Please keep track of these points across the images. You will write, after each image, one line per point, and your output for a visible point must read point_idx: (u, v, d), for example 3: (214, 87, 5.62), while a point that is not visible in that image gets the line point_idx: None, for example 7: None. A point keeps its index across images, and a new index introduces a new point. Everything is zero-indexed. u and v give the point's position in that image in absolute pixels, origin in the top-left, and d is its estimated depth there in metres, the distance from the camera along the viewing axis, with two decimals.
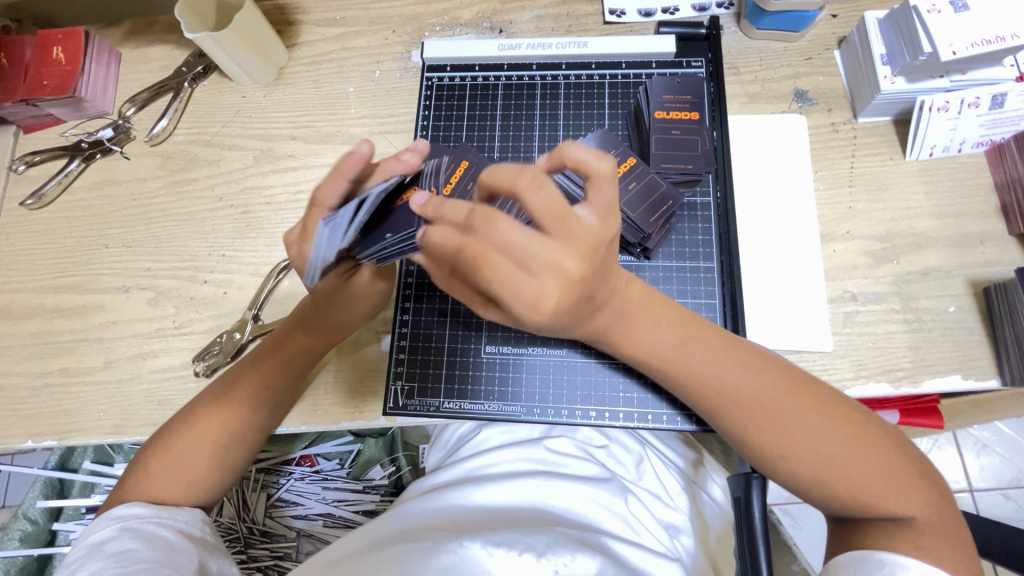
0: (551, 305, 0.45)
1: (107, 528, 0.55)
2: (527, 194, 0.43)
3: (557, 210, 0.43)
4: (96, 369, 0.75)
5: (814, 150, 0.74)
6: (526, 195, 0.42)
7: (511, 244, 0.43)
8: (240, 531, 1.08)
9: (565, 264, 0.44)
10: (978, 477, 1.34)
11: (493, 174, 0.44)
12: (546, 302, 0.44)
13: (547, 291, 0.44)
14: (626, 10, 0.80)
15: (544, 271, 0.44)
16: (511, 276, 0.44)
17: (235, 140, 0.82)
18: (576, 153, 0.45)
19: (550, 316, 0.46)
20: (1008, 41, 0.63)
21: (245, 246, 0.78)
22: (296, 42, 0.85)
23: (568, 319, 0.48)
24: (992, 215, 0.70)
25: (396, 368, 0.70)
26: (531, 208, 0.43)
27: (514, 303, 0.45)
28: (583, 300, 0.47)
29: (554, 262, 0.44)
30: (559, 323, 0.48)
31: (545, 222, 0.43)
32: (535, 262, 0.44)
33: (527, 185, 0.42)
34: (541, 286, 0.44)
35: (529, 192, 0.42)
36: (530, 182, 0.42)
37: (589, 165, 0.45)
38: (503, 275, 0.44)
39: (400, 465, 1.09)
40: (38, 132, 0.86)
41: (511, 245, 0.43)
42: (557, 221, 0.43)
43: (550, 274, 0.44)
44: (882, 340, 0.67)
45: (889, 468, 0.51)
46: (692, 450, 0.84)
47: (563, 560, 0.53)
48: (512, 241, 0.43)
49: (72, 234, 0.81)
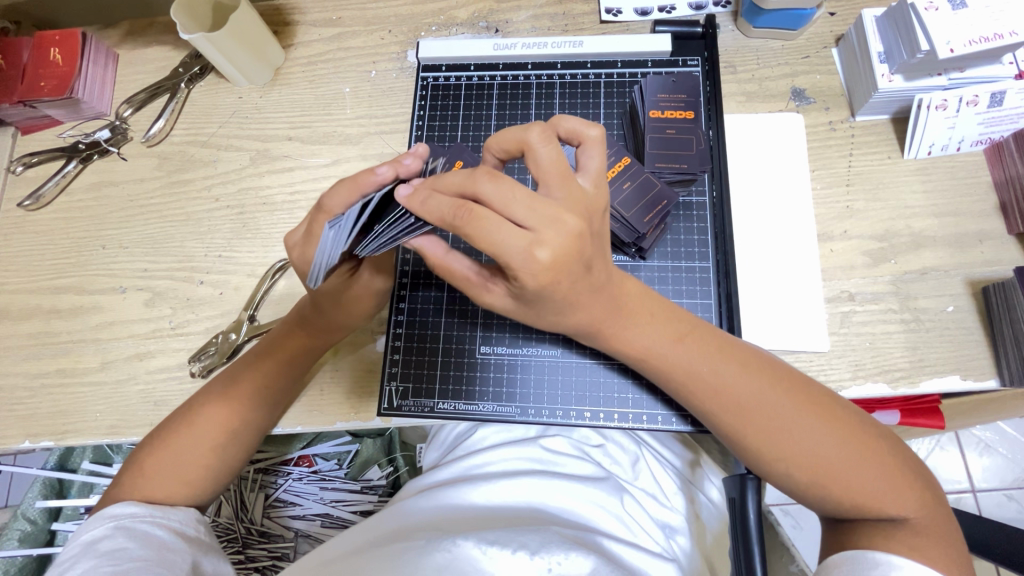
0: (549, 258, 0.45)
1: (100, 527, 0.55)
2: (536, 147, 0.47)
3: (560, 167, 0.47)
4: (93, 370, 0.75)
5: (811, 149, 0.73)
6: (537, 145, 0.46)
7: (513, 189, 0.45)
8: (238, 530, 1.08)
9: (565, 218, 0.45)
10: (980, 478, 1.33)
11: (502, 139, 0.49)
12: (542, 253, 0.44)
13: (544, 243, 0.45)
14: (622, 9, 0.80)
15: (546, 222, 0.45)
16: (509, 226, 0.44)
17: (232, 141, 0.82)
18: (569, 123, 0.50)
19: (546, 273, 0.45)
20: (1007, 39, 0.62)
21: (242, 247, 0.78)
22: (293, 42, 0.85)
23: (562, 292, 0.48)
24: (991, 214, 0.69)
25: (391, 368, 0.70)
26: (539, 159, 0.47)
27: (511, 257, 0.44)
28: (577, 267, 0.47)
29: (554, 215, 0.45)
30: (554, 295, 0.48)
31: (548, 174, 0.47)
32: (534, 214, 0.45)
33: (537, 138, 0.47)
34: (539, 236, 0.45)
35: (537, 145, 0.46)
36: (538, 136, 0.47)
37: (582, 133, 0.50)
38: (501, 226, 0.44)
39: (397, 465, 1.09)
40: (36, 134, 0.86)
41: (513, 194, 0.45)
42: (560, 177, 0.47)
43: (548, 227, 0.45)
44: (879, 340, 0.67)
45: (883, 465, 0.51)
46: (690, 451, 0.85)
47: (556, 558, 0.53)
48: (514, 190, 0.45)
49: (70, 235, 0.81)
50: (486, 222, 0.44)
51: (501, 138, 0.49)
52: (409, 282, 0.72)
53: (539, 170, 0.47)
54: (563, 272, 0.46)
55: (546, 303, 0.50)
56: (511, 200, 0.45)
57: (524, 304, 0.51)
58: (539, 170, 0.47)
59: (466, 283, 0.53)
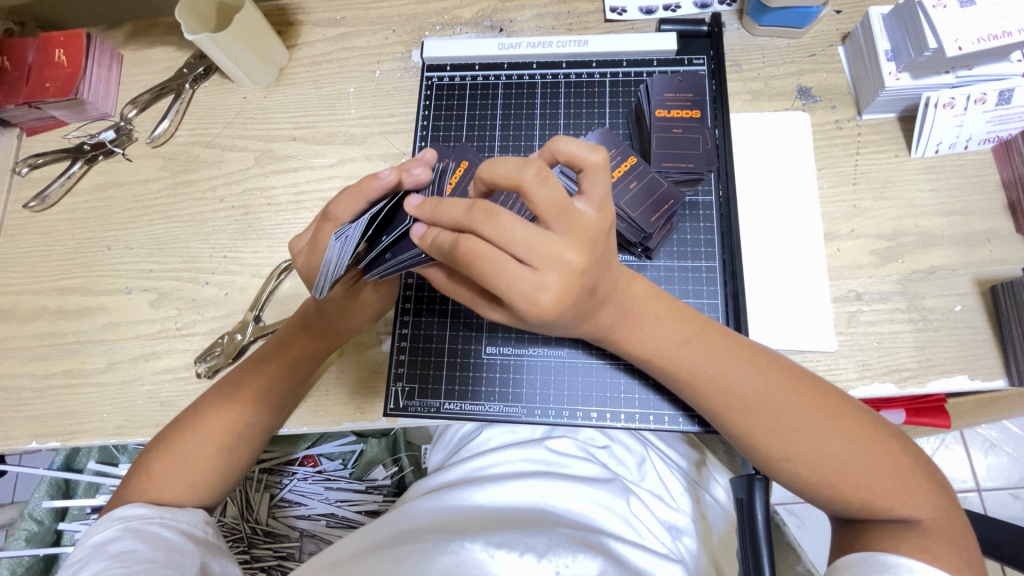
0: (552, 299, 0.45)
1: (109, 529, 0.56)
2: (531, 189, 0.44)
3: (559, 203, 0.45)
4: (99, 371, 0.75)
5: (817, 148, 0.73)
6: (531, 188, 0.44)
7: (510, 234, 0.45)
8: (244, 531, 1.08)
9: (567, 257, 0.45)
10: (986, 477, 1.33)
11: (495, 171, 0.46)
12: (546, 296, 0.45)
13: (547, 285, 0.45)
14: (627, 7, 0.80)
15: (547, 265, 0.45)
16: (509, 271, 0.45)
17: (236, 141, 0.82)
18: (568, 147, 0.46)
19: (551, 310, 0.46)
20: (1015, 36, 0.62)
21: (247, 247, 0.78)
22: (297, 42, 0.85)
23: (570, 315, 0.49)
24: (999, 213, 0.69)
25: (397, 368, 0.70)
26: (535, 202, 0.45)
27: (515, 298, 0.45)
28: (584, 293, 0.47)
29: (556, 254, 0.45)
30: (561, 320, 0.49)
31: (546, 213, 0.45)
32: (535, 255, 0.45)
33: (531, 178, 0.44)
34: (542, 278, 0.45)
35: (532, 186, 0.44)
36: (533, 176, 0.44)
37: (582, 159, 0.46)
38: (502, 272, 0.45)
39: (402, 465, 1.09)
40: (41, 135, 0.86)
41: (511, 239, 0.45)
42: (559, 215, 0.45)
43: (551, 267, 0.45)
44: (887, 340, 0.66)
45: (895, 471, 0.51)
46: (696, 451, 0.84)
47: (564, 560, 0.53)
48: (512, 236, 0.45)
49: (75, 236, 0.82)
50: (486, 269, 0.45)
51: (492, 168, 0.46)
52: (415, 283, 0.72)
53: (537, 209, 0.45)
54: (570, 302, 0.46)
55: (553, 323, 0.50)
56: (511, 239, 0.45)
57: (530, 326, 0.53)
58: (536, 210, 0.45)
59: (470, 301, 0.54)
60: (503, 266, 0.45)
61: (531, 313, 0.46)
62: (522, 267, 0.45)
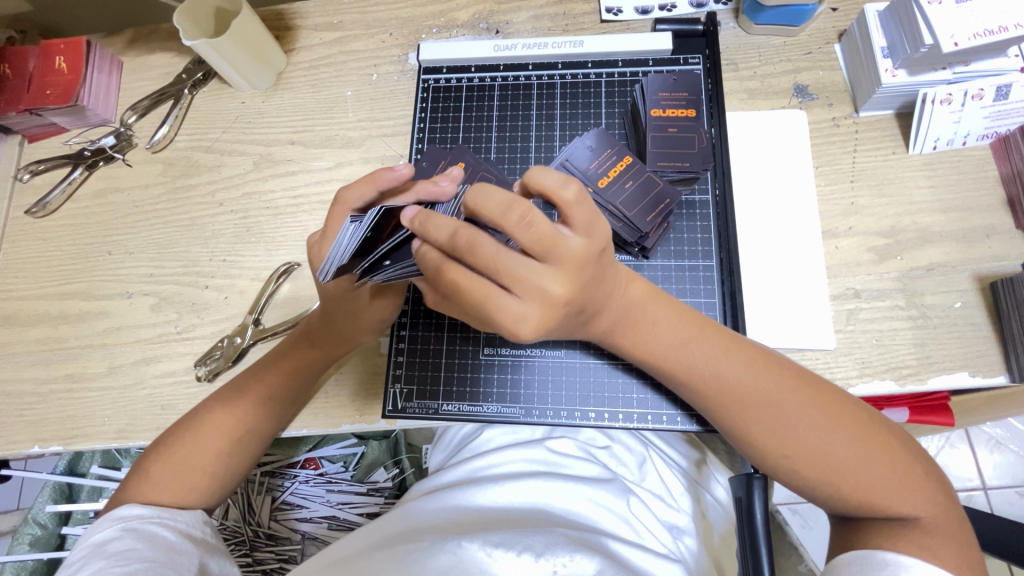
0: (535, 325, 0.48)
1: (108, 529, 0.56)
2: (516, 232, 0.45)
3: (545, 242, 0.45)
4: (100, 375, 0.76)
5: (814, 146, 0.73)
6: (516, 232, 0.45)
7: (494, 267, 0.46)
8: (245, 534, 1.08)
9: (550, 290, 0.46)
10: (991, 475, 1.32)
11: (488, 197, 0.45)
12: (530, 324, 0.47)
13: (529, 314, 0.47)
14: (623, 8, 0.80)
15: (531, 295, 0.47)
16: (495, 301, 0.47)
17: (235, 146, 0.83)
18: (543, 180, 0.46)
19: (534, 336, 0.48)
20: (1012, 32, 0.61)
21: (246, 251, 0.78)
22: (295, 47, 0.85)
23: (562, 315, 0.49)
24: (998, 208, 0.68)
25: (396, 370, 0.70)
26: (521, 240, 0.45)
27: (500, 325, 0.48)
28: (567, 315, 0.49)
29: (538, 286, 0.46)
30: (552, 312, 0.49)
31: (533, 249, 0.46)
32: (521, 287, 0.46)
33: (517, 223, 0.45)
34: (526, 309, 0.47)
35: (518, 230, 0.45)
36: (518, 219, 0.45)
37: (556, 194, 0.46)
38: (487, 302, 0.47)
39: (403, 467, 1.10)
40: (43, 141, 0.87)
41: (496, 273, 0.46)
42: (547, 251, 0.46)
43: (534, 297, 0.47)
44: (886, 337, 0.66)
45: (894, 467, 0.51)
46: (695, 450, 0.84)
47: (561, 559, 0.53)
48: (497, 271, 0.46)
49: (76, 241, 0.82)
50: (473, 296, 0.47)
51: (487, 193, 0.46)
52: (413, 286, 0.72)
53: (526, 246, 0.46)
54: (552, 326, 0.48)
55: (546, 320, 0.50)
56: (496, 270, 0.46)
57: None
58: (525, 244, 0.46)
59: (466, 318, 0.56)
60: (489, 296, 0.47)
61: (517, 338, 0.48)
62: (510, 297, 0.47)
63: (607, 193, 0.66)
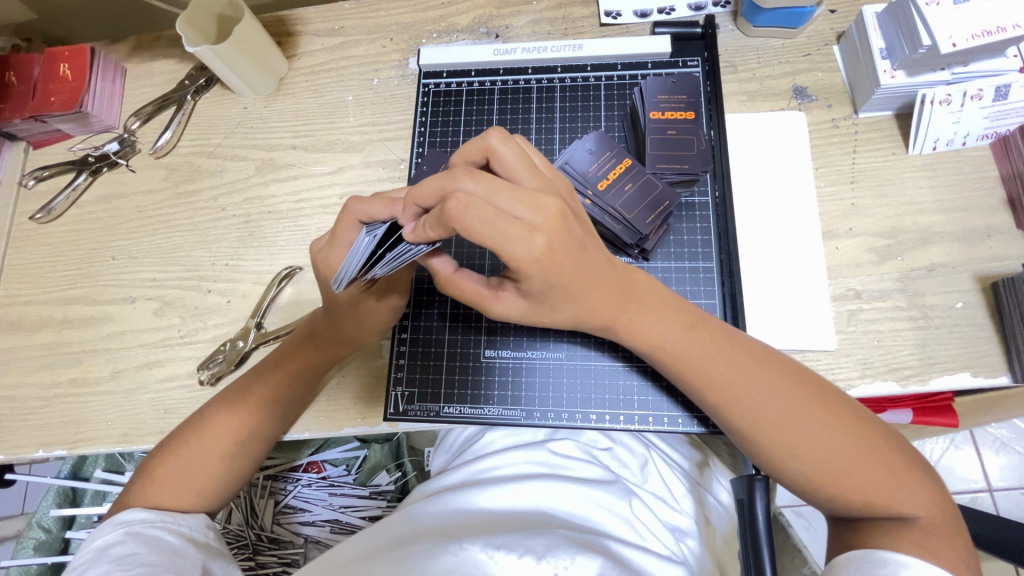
0: (543, 242, 0.45)
1: (112, 533, 0.56)
2: (496, 150, 0.47)
3: (523, 161, 0.48)
4: (104, 379, 0.76)
5: (814, 148, 0.73)
6: (496, 148, 0.47)
7: (493, 187, 0.44)
8: (249, 538, 1.08)
9: (549, 203, 0.45)
10: (997, 477, 1.31)
11: (462, 152, 0.49)
12: (539, 240, 0.44)
13: (538, 228, 0.45)
14: (622, 11, 0.80)
15: (530, 210, 0.45)
16: (502, 220, 0.43)
17: (237, 151, 0.84)
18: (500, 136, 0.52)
19: (547, 260, 0.45)
20: (1010, 32, 0.61)
21: (248, 255, 0.79)
22: (296, 53, 0.86)
23: (568, 281, 0.48)
24: (999, 209, 0.68)
25: (397, 373, 0.70)
26: (502, 160, 0.47)
27: (511, 246, 0.44)
28: (574, 246, 0.47)
29: (539, 202, 0.45)
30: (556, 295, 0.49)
31: (515, 171, 0.47)
32: (521, 203, 0.45)
33: (494, 141, 0.47)
34: (531, 224, 0.45)
35: (498, 148, 0.47)
36: (495, 138, 0.47)
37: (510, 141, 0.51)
38: (495, 219, 0.43)
39: (405, 471, 1.10)
40: (47, 148, 0.88)
41: (495, 195, 0.44)
42: (528, 170, 0.47)
43: (535, 213, 0.45)
44: (888, 338, 0.66)
45: (893, 459, 0.51)
46: (697, 452, 0.84)
47: (562, 561, 0.53)
48: (497, 190, 0.44)
49: (80, 247, 0.83)
50: (481, 221, 0.43)
51: (460, 152, 0.49)
52: (414, 289, 0.73)
53: (506, 168, 0.47)
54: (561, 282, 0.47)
55: (555, 296, 0.50)
56: (493, 190, 0.44)
57: (535, 304, 0.52)
58: (507, 171, 0.48)
59: (475, 295, 0.53)
60: (495, 218, 0.43)
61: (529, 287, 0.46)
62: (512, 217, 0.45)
63: (607, 194, 0.66)
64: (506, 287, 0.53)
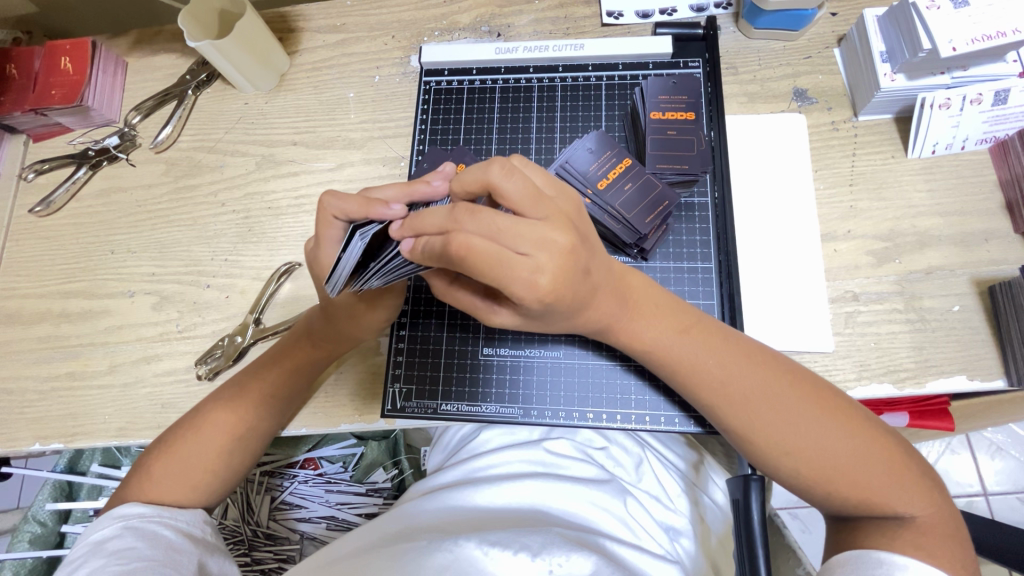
0: (548, 280, 0.46)
1: (108, 527, 0.56)
2: (499, 184, 0.46)
3: (527, 193, 0.46)
4: (102, 373, 0.76)
5: (814, 150, 0.73)
6: (499, 183, 0.45)
7: (497, 226, 0.44)
8: (245, 534, 1.08)
9: (553, 237, 0.46)
10: (992, 481, 1.31)
11: (463, 179, 0.48)
12: (542, 279, 0.45)
13: (543, 267, 0.45)
14: (624, 11, 0.81)
15: (534, 248, 0.45)
16: (507, 258, 0.44)
17: (238, 146, 0.84)
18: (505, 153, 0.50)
19: (549, 292, 0.46)
20: (1009, 37, 0.62)
21: (247, 251, 0.79)
22: (297, 49, 0.86)
23: (569, 299, 0.48)
24: (997, 213, 0.68)
25: (395, 370, 0.70)
26: (506, 195, 0.46)
27: (512, 284, 0.45)
28: (576, 275, 0.47)
29: (543, 236, 0.45)
30: (558, 309, 0.49)
31: (520, 203, 0.46)
32: (526, 242, 0.45)
33: (497, 175, 0.46)
34: (536, 262, 0.45)
35: (501, 182, 0.46)
36: (497, 172, 0.46)
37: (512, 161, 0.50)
38: (499, 259, 0.44)
39: (402, 468, 1.11)
40: (47, 141, 0.88)
41: (499, 233, 0.45)
42: (533, 203, 0.46)
43: (539, 249, 0.45)
44: (885, 340, 0.66)
45: (892, 465, 0.51)
46: (694, 452, 0.84)
47: (557, 559, 0.53)
48: (501, 230, 0.44)
49: (79, 240, 0.83)
50: (483, 264, 0.44)
51: (461, 179, 0.48)
52: (413, 286, 0.73)
53: (510, 203, 0.46)
54: (563, 292, 0.47)
55: (555, 314, 0.50)
56: (496, 230, 0.44)
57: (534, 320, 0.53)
58: (511, 204, 0.47)
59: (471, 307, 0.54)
60: (499, 257, 0.44)
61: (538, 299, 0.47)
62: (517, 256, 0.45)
63: (606, 194, 0.66)
64: (501, 304, 0.53)
